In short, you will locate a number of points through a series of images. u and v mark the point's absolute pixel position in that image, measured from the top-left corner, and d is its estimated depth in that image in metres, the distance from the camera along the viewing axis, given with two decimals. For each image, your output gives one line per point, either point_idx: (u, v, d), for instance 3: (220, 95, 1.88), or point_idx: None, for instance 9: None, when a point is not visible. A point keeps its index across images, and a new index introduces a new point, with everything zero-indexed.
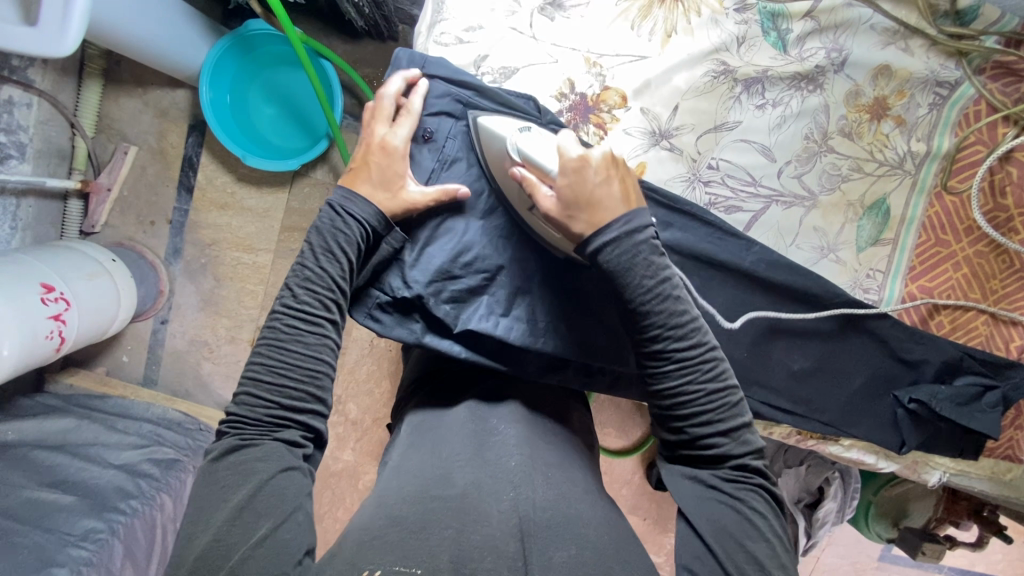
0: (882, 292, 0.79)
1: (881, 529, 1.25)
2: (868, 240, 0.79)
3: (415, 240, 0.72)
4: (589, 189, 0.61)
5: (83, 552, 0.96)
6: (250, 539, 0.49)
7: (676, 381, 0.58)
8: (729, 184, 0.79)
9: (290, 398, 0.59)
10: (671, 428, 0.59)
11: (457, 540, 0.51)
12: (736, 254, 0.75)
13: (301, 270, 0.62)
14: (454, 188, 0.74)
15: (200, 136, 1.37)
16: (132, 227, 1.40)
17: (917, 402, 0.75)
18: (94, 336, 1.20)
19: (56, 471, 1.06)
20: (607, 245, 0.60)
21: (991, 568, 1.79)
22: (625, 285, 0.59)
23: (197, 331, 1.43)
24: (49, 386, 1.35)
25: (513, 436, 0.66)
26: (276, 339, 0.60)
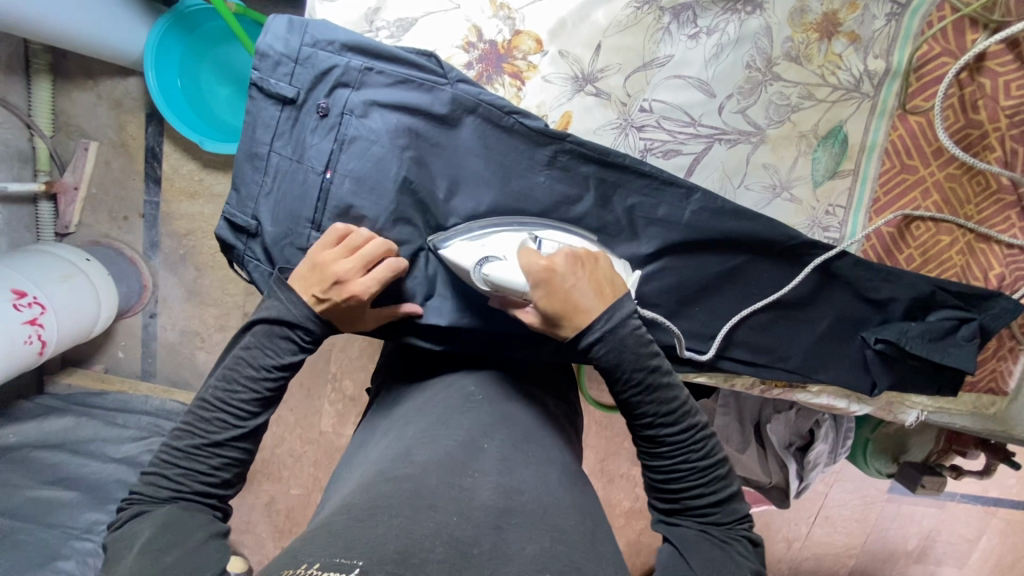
0: (843, 228, 0.77)
1: (880, 465, 1.24)
2: (824, 172, 0.76)
3: (321, 229, 0.68)
4: (564, 293, 0.59)
5: (88, 543, 1.01)
6: (153, 566, 0.51)
7: (669, 461, 0.59)
8: (664, 127, 0.75)
9: (203, 479, 0.61)
10: (664, 494, 0.61)
11: (405, 526, 0.49)
12: (676, 205, 0.70)
13: (232, 376, 0.63)
14: (359, 170, 0.67)
15: (159, 125, 1.34)
16: (106, 224, 1.39)
17: (884, 342, 0.72)
18: (78, 337, 1.21)
19: (57, 468, 1.11)
20: (596, 346, 0.58)
21: (1005, 492, 1.82)
22: (621, 379, 0.59)
23: (186, 322, 1.44)
24: (50, 386, 1.38)
25: (485, 414, 0.67)
26: (196, 434, 0.61)
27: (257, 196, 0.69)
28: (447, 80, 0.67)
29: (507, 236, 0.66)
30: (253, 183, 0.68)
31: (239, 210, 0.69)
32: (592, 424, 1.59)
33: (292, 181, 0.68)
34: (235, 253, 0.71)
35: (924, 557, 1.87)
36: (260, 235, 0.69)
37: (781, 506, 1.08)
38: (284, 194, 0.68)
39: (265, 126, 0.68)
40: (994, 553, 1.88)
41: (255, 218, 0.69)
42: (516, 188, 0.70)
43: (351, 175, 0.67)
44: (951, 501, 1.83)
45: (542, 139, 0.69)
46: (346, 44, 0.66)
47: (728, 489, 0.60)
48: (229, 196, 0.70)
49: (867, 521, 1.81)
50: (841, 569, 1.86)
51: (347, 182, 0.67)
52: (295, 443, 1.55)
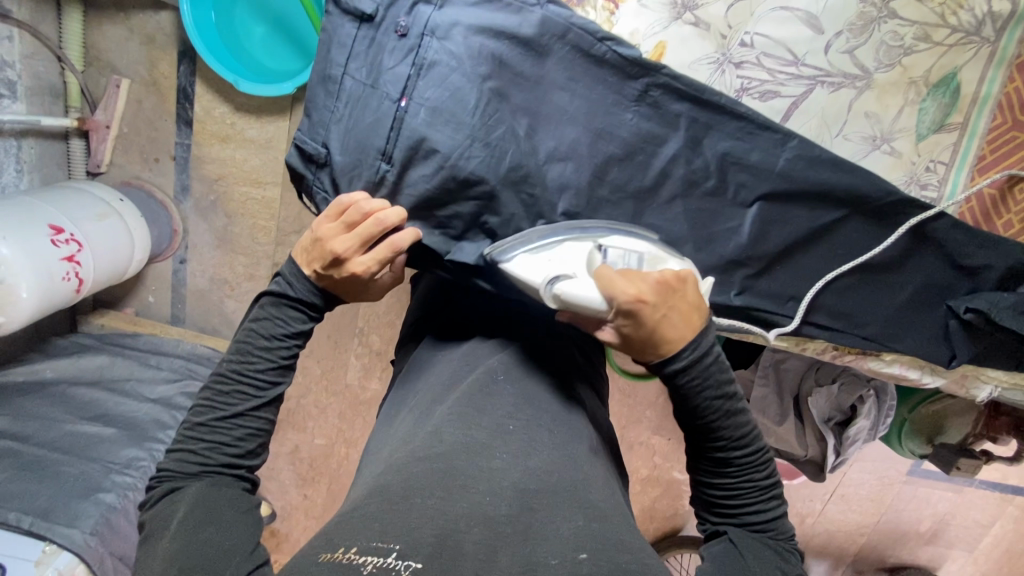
0: (943, 187, 0.78)
1: (913, 445, 1.22)
2: (931, 124, 0.77)
3: (392, 161, 0.63)
4: (653, 326, 0.54)
5: (127, 478, 1.03)
6: (191, 539, 0.51)
7: (735, 478, 0.58)
8: (765, 65, 0.79)
9: (230, 451, 0.61)
10: (719, 509, 0.59)
11: (441, 508, 0.50)
12: (771, 151, 0.67)
13: (246, 350, 0.64)
14: (436, 101, 0.62)
15: (191, 63, 1.30)
16: (137, 165, 1.37)
17: (973, 312, 0.69)
18: (112, 279, 1.21)
19: (94, 405, 1.13)
20: (680, 369, 0.55)
21: None
22: (702, 404, 0.56)
23: (216, 269, 1.43)
24: (83, 326, 1.39)
25: (511, 390, 0.67)
26: (217, 408, 0.61)
27: (327, 122, 0.65)
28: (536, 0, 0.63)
29: (572, 247, 0.62)
30: (326, 109, 0.65)
31: (309, 136, 0.66)
32: (615, 391, 1.58)
33: (365, 107, 0.63)
34: (306, 184, 0.69)
35: (935, 539, 1.87)
36: (329, 165, 0.66)
37: (815, 480, 1.07)
38: (356, 120, 0.64)
39: (340, 45, 0.64)
40: (1006, 539, 1.88)
41: (324, 146, 0.65)
42: (601, 123, 0.66)
43: (427, 106, 0.62)
44: (969, 486, 1.82)
45: (634, 70, 0.65)
46: None
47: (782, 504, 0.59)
48: (300, 121, 0.67)
49: (883, 501, 1.81)
50: (851, 546, 1.87)
51: (422, 112, 0.62)
52: (319, 395, 1.56)
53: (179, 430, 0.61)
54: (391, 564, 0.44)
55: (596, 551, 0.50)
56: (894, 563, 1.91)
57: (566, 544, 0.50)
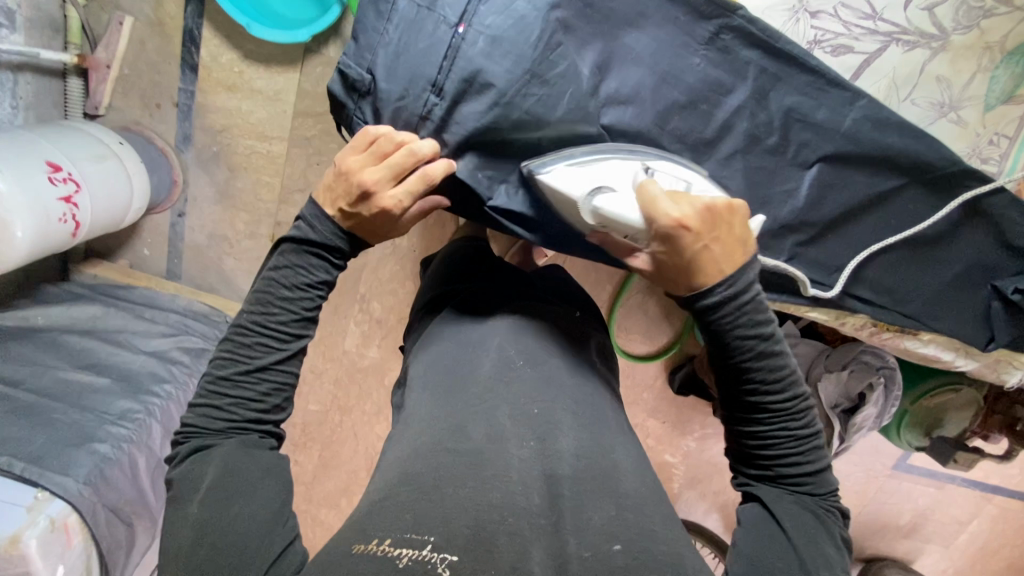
0: (1004, 163, 0.77)
1: (912, 437, 1.23)
2: (999, 95, 0.75)
3: (442, 94, 0.60)
4: (691, 255, 0.52)
5: (122, 429, 0.99)
6: (222, 513, 0.49)
7: (770, 427, 0.54)
8: (842, 17, 0.75)
9: (255, 410, 0.57)
10: (752, 460, 0.56)
11: (473, 497, 0.49)
12: (837, 110, 0.65)
13: (266, 300, 0.58)
14: (498, 28, 0.58)
15: (200, 5, 1.23)
16: (138, 110, 1.31)
17: (1020, 293, 0.68)
18: (109, 226, 1.16)
19: (88, 353, 1.09)
20: (716, 305, 0.53)
21: (1005, 481, 1.86)
22: (730, 343, 0.53)
23: (215, 225, 1.38)
24: (73, 275, 1.34)
25: (532, 373, 0.65)
26: (240, 362, 0.57)
27: (375, 45, 0.61)
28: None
29: (617, 163, 0.61)
30: (374, 32, 0.61)
31: (354, 60, 0.62)
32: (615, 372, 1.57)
33: (420, 31, 0.59)
34: (348, 113, 0.65)
35: (913, 532, 1.92)
36: (372, 94, 0.62)
37: (819, 465, 1.07)
38: (408, 45, 0.60)
39: None
40: (980, 536, 1.93)
41: (369, 72, 0.62)
42: (667, 67, 0.64)
43: (487, 34, 0.58)
44: (950, 483, 1.86)
45: (708, 11, 0.63)
46: None
47: (820, 464, 0.55)
48: (348, 44, 0.63)
49: (866, 495, 1.85)
50: None
51: (481, 40, 0.58)
52: (316, 359, 1.53)
53: (200, 386, 0.57)
54: (426, 558, 0.43)
55: (632, 542, 0.48)
56: (871, 554, 1.95)
57: (601, 535, 0.48)
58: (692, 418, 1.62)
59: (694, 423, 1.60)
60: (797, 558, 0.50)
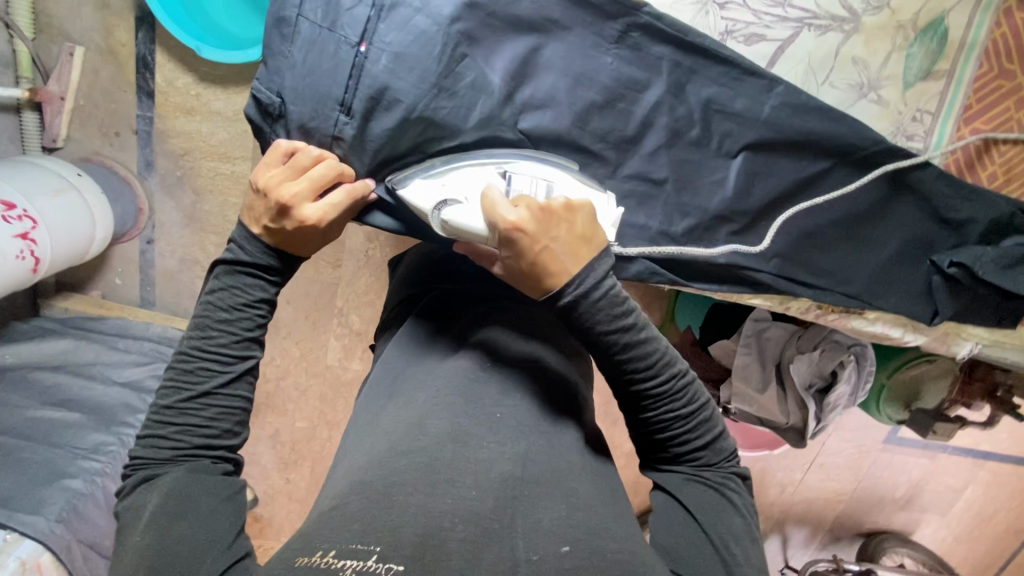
0: (928, 138, 0.76)
1: (892, 411, 1.23)
2: (918, 72, 0.75)
3: (352, 113, 0.60)
4: (535, 255, 0.52)
5: (95, 463, 0.99)
6: (163, 538, 0.47)
7: (658, 414, 0.55)
8: (750, 8, 0.75)
9: (204, 435, 0.55)
10: (652, 445, 0.58)
11: (424, 504, 0.48)
12: (756, 98, 0.66)
13: (206, 324, 0.57)
14: (400, 45, 0.58)
15: (150, 30, 1.23)
16: (97, 140, 1.30)
17: (958, 267, 0.69)
18: (74, 260, 1.16)
19: (59, 390, 1.09)
20: (576, 306, 0.52)
21: (995, 446, 1.88)
22: (599, 342, 0.53)
23: (186, 250, 1.37)
24: (45, 310, 1.33)
25: (498, 376, 0.65)
26: (183, 389, 0.55)
27: (282, 69, 0.60)
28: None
29: (467, 173, 0.60)
30: (280, 54, 0.60)
31: (264, 84, 0.60)
32: None
33: (324, 52, 0.59)
34: (264, 137, 0.64)
35: (909, 504, 1.93)
36: (284, 117, 0.61)
37: (797, 447, 1.08)
38: (311, 66, 0.59)
39: None
40: (976, 503, 1.95)
41: (279, 95, 0.60)
42: (580, 68, 0.63)
43: (390, 51, 0.58)
44: (941, 453, 1.87)
45: (613, 8, 0.62)
46: None
47: (702, 431, 0.58)
48: (258, 69, 0.61)
49: (860, 470, 1.86)
50: (829, 513, 1.92)
51: (384, 58, 0.58)
52: (299, 377, 1.52)
53: (146, 418, 0.55)
54: (370, 568, 0.42)
55: (581, 544, 0.49)
56: (870, 529, 1.97)
57: (550, 536, 0.49)
58: None
59: None
60: (705, 535, 0.53)
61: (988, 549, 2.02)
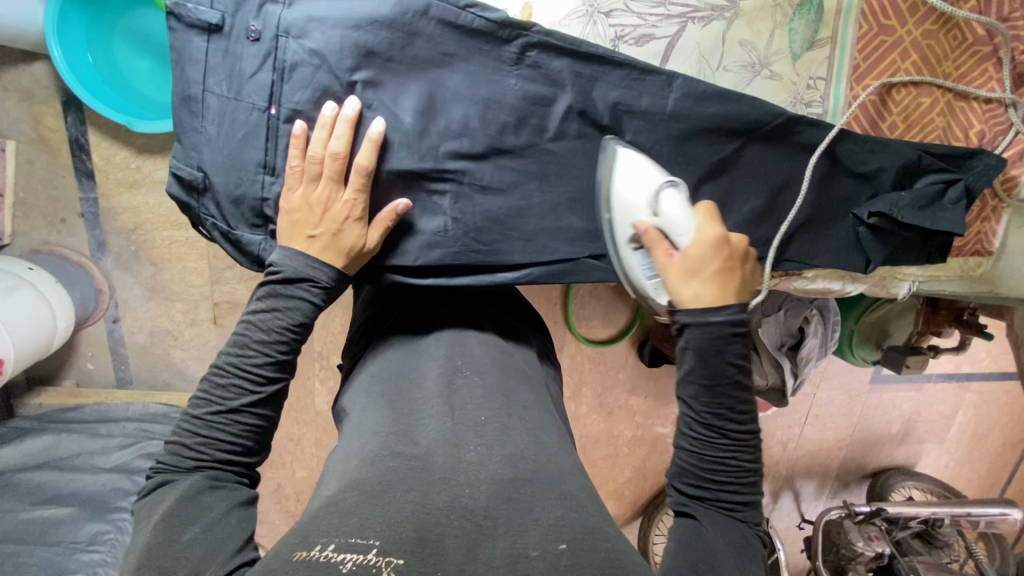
0: (827, 102, 0.79)
1: (866, 353, 1.27)
2: (802, 43, 0.78)
3: (276, 173, 0.61)
4: (720, 266, 0.58)
5: (95, 555, 0.99)
6: (174, 542, 0.46)
7: (722, 447, 0.54)
8: (633, 11, 0.77)
9: (226, 450, 0.55)
10: (695, 480, 0.54)
11: (419, 501, 0.50)
12: (658, 93, 0.67)
13: (243, 342, 0.57)
14: (307, 103, 0.60)
15: (79, 112, 1.22)
16: (43, 229, 1.29)
17: (877, 216, 0.73)
18: (40, 353, 1.15)
19: (45, 488, 1.07)
20: (699, 321, 0.55)
21: (976, 366, 1.94)
22: (716, 363, 0.54)
23: (154, 322, 1.36)
24: (19, 410, 1.29)
25: (480, 381, 0.67)
26: (215, 403, 0.55)
27: (199, 143, 0.62)
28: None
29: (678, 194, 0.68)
30: (196, 131, 0.61)
31: (183, 162, 0.62)
32: (586, 361, 1.59)
33: (235, 121, 0.60)
34: (194, 212, 0.65)
35: (907, 437, 1.99)
36: (210, 189, 0.63)
37: (780, 406, 1.10)
38: (227, 137, 0.61)
39: (193, 61, 0.60)
40: (969, 423, 2.02)
41: (200, 169, 0.62)
42: (486, 93, 0.64)
43: (299, 110, 0.60)
44: (927, 382, 1.93)
45: (505, 31, 0.62)
46: None
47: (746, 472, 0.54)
48: (174, 147, 0.63)
49: (854, 414, 1.91)
50: (833, 461, 1.96)
51: (297, 117, 0.60)
52: (291, 427, 1.51)
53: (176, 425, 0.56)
54: (370, 562, 0.43)
55: (577, 542, 0.48)
56: (876, 468, 2.01)
57: (547, 534, 0.48)
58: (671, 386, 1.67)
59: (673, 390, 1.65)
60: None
61: (989, 465, 2.09)
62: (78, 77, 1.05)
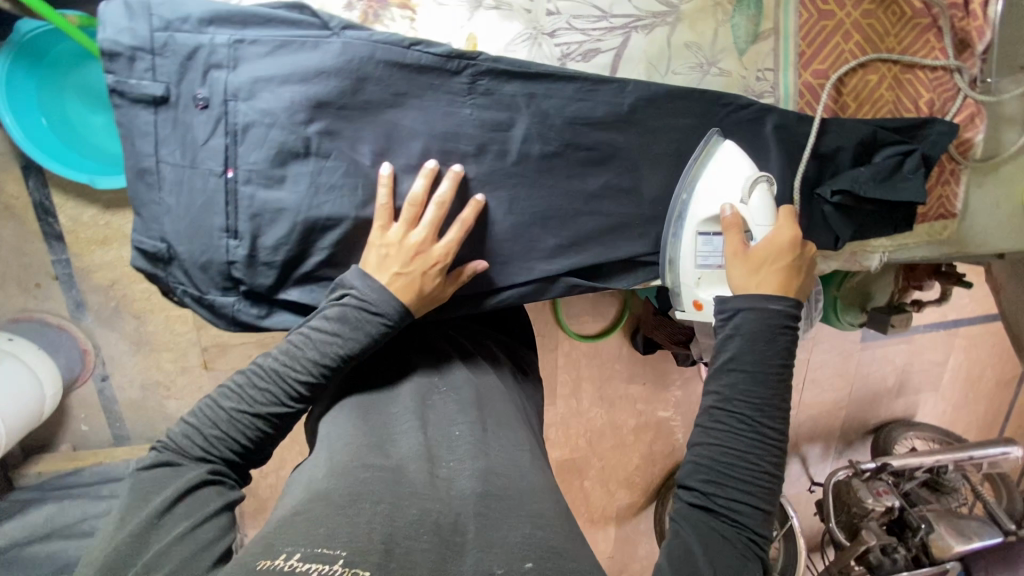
0: (777, 91, 0.80)
1: (851, 317, 1.26)
2: (746, 38, 0.79)
3: (239, 235, 0.56)
4: (787, 263, 0.62)
5: None
6: (161, 542, 0.45)
7: (740, 453, 0.54)
8: (576, 27, 0.76)
9: (234, 449, 0.53)
10: (707, 485, 0.54)
11: (389, 513, 0.50)
12: (614, 99, 0.67)
13: (289, 352, 0.53)
14: (263, 163, 0.56)
15: (40, 175, 1.20)
16: (18, 297, 1.26)
17: (841, 194, 0.74)
18: (31, 422, 1.13)
19: (54, 559, 1.07)
20: (752, 319, 0.59)
21: (962, 312, 1.99)
22: (761, 364, 0.57)
23: (144, 376, 1.35)
24: (18, 481, 1.25)
25: (454, 395, 0.69)
26: (243, 404, 0.52)
27: (158, 216, 0.58)
28: (331, 30, 0.57)
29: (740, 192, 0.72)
30: (153, 203, 0.58)
31: (145, 235, 0.59)
32: (581, 357, 1.60)
33: (192, 189, 0.56)
34: (163, 283, 0.62)
35: (903, 389, 2.02)
36: (175, 258, 0.59)
37: None
38: (187, 205, 0.57)
39: (142, 135, 0.57)
40: (961, 368, 2.06)
41: (163, 241, 0.59)
42: (443, 127, 0.61)
43: (256, 171, 0.56)
44: (918, 334, 1.96)
45: (454, 63, 0.61)
46: (205, 17, 0.55)
47: (752, 500, 0.53)
48: (133, 222, 0.60)
49: (849, 373, 1.94)
50: (835, 422, 1.99)
51: (255, 178, 0.56)
52: None
53: (200, 403, 0.54)
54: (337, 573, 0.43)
55: (543, 560, 0.49)
56: (879, 424, 2.04)
57: (512, 555, 0.49)
58: (668, 370, 1.69)
59: (670, 374, 1.66)
60: None
61: (985, 406, 2.14)
62: (40, 149, 1.01)
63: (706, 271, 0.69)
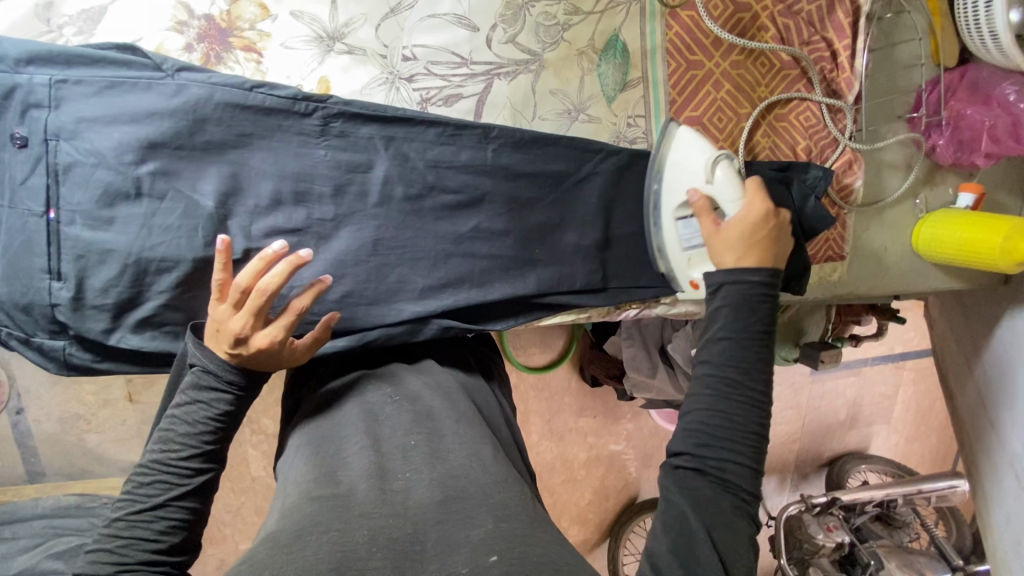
0: (650, 137, 0.78)
1: (786, 352, 1.22)
2: (614, 86, 0.76)
3: (65, 277, 0.56)
4: (769, 236, 0.53)
5: None
6: None
7: (734, 413, 0.47)
8: (435, 73, 0.70)
9: (152, 548, 0.46)
10: (693, 447, 0.46)
11: (338, 542, 0.43)
12: (476, 147, 0.66)
13: (169, 436, 0.50)
14: (90, 204, 0.55)
15: None
16: None
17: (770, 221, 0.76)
18: None
19: None
20: (731, 289, 0.50)
21: (908, 344, 2.02)
22: (749, 328, 0.49)
23: (63, 408, 1.16)
24: None
25: (410, 405, 0.60)
26: (140, 501, 0.47)
27: None
28: (164, 73, 0.55)
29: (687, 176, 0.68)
30: None
31: None
32: (529, 389, 1.54)
33: (10, 231, 0.55)
34: None
35: (855, 422, 2.02)
36: None
37: None
38: (2, 246, 0.55)
39: None
40: (911, 400, 2.08)
41: None
42: (296, 168, 0.60)
43: (81, 212, 0.55)
44: (865, 366, 1.98)
45: (302, 105, 0.59)
46: (20, 57, 0.53)
47: (747, 454, 0.46)
48: None
49: (801, 406, 1.92)
50: (791, 455, 1.96)
51: (78, 219, 0.55)
52: None
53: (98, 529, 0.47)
54: None
55: (509, 549, 0.43)
56: (832, 456, 2.02)
57: (476, 549, 0.43)
58: (619, 403, 1.64)
59: (620, 406, 1.62)
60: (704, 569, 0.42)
61: (937, 438, 2.16)
62: None
63: (695, 252, 0.68)
